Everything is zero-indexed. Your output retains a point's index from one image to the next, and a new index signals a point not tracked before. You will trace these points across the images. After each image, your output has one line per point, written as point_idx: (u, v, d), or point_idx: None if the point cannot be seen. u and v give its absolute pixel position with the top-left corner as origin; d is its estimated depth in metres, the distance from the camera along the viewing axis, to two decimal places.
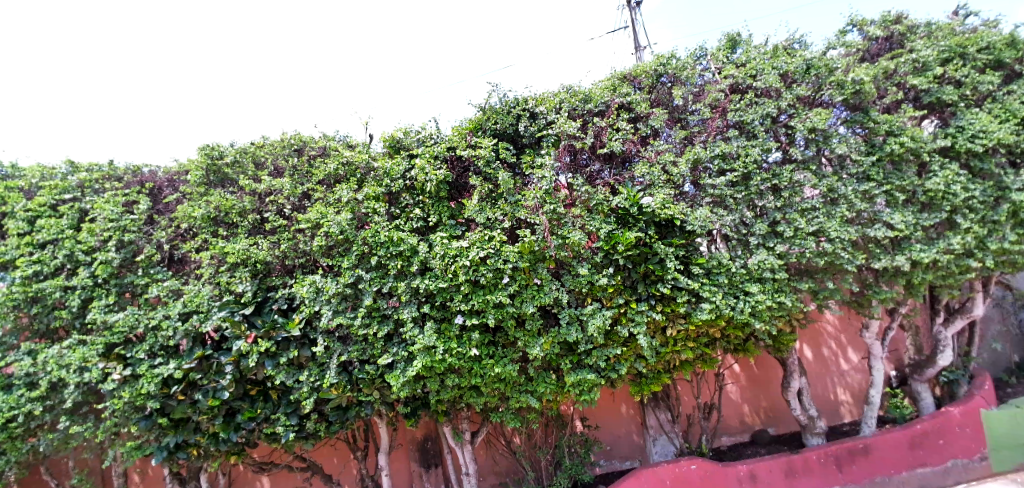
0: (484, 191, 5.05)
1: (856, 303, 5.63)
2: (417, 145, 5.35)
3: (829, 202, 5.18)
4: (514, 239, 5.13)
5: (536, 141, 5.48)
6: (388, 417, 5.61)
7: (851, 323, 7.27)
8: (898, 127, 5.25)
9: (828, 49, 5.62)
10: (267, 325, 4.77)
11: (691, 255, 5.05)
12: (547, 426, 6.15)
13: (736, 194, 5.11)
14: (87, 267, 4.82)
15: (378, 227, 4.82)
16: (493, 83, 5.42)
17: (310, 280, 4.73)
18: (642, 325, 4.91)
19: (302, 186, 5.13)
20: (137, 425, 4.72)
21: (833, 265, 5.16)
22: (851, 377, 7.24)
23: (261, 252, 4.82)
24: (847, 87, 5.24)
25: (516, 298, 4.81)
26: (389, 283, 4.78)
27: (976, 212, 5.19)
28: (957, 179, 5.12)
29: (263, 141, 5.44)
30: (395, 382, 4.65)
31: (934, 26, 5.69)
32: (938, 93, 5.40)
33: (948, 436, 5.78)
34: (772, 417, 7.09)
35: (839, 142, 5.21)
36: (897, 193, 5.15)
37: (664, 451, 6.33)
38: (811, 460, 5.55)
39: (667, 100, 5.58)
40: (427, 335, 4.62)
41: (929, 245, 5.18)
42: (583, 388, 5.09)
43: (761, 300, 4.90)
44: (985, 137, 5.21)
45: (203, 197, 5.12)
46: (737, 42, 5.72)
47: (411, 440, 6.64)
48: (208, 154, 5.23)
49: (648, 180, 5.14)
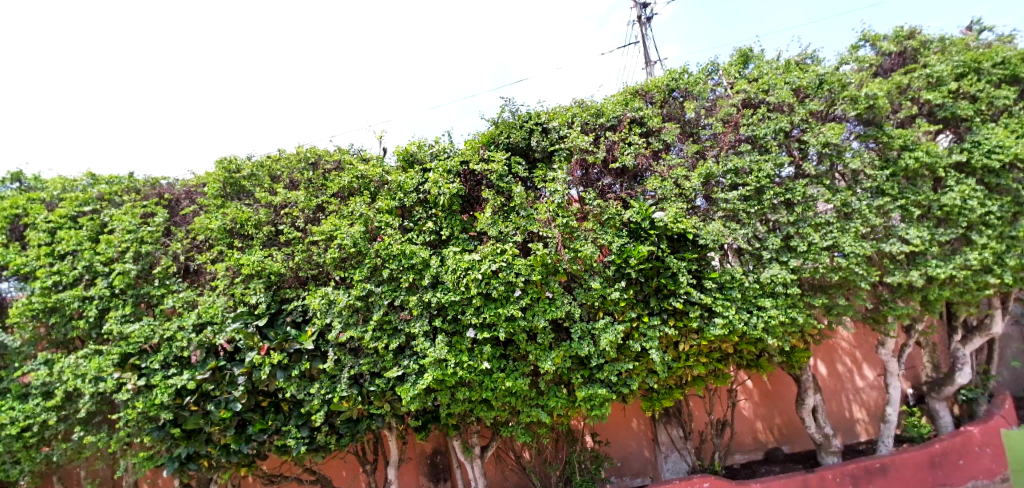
0: (497, 204, 5.08)
1: (872, 319, 5.57)
2: (429, 158, 5.40)
3: (843, 217, 5.17)
4: (526, 253, 5.15)
5: (548, 156, 5.49)
6: (398, 429, 5.62)
7: (867, 340, 7.16)
8: (912, 141, 5.24)
9: (841, 64, 5.61)
10: (278, 336, 4.82)
11: (704, 270, 5.06)
12: (557, 441, 6.12)
13: (749, 209, 5.11)
14: (105, 278, 4.88)
15: (390, 240, 4.87)
16: (506, 98, 5.46)
17: (322, 292, 4.79)
18: (654, 339, 4.90)
19: (317, 198, 5.20)
20: (150, 435, 4.75)
21: (847, 280, 5.14)
22: (867, 394, 7.14)
23: (276, 264, 4.88)
24: (860, 102, 5.22)
25: (527, 311, 4.83)
26: (400, 297, 4.82)
27: (992, 228, 5.16)
28: (973, 194, 5.09)
29: (279, 154, 5.53)
30: (406, 396, 4.65)
31: (947, 41, 5.68)
32: (952, 108, 5.38)
33: (969, 456, 5.69)
34: (787, 434, 6.98)
35: (853, 157, 5.21)
36: (913, 208, 5.14)
37: (676, 468, 6.24)
38: (828, 479, 5.44)
39: (678, 115, 5.60)
40: (438, 348, 4.63)
41: (946, 260, 5.14)
42: (594, 403, 5.07)
43: (774, 315, 4.89)
44: (1002, 152, 5.17)
45: (220, 209, 5.21)
46: (749, 57, 5.71)
47: (421, 454, 6.63)
48: (225, 167, 5.36)
49: (660, 195, 5.15)
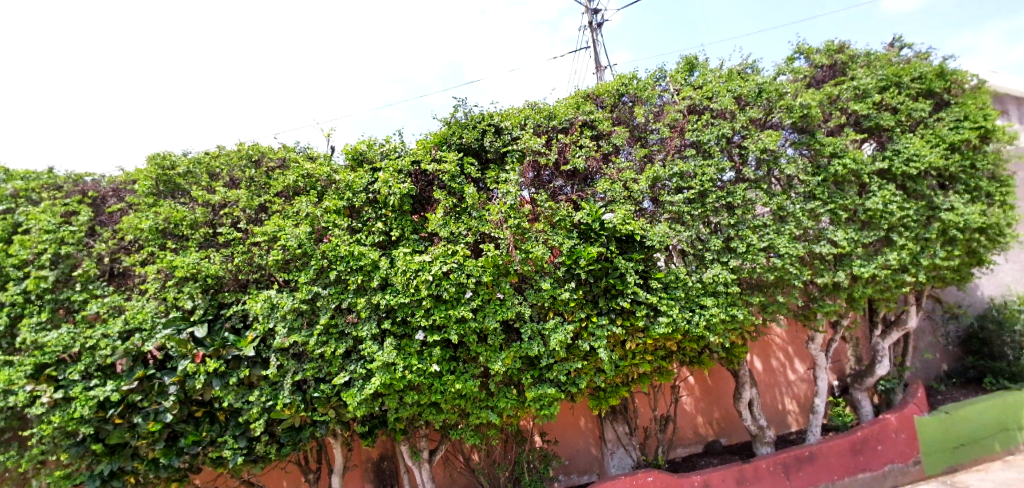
0: (448, 205, 5.01)
1: (803, 316, 5.89)
2: (379, 158, 5.26)
3: (779, 219, 5.44)
4: (478, 254, 5.12)
5: (500, 157, 5.47)
6: (342, 436, 5.46)
7: (798, 336, 7.59)
8: (841, 149, 5.59)
9: (778, 74, 5.89)
10: (215, 343, 4.57)
11: (650, 270, 5.18)
12: (506, 442, 6.13)
13: (693, 211, 5.28)
14: (19, 283, 4.48)
15: (337, 241, 4.72)
16: (459, 98, 5.40)
17: (264, 295, 4.59)
18: (603, 338, 4.97)
19: (259, 197, 4.97)
20: (68, 452, 4.40)
21: (782, 279, 5.40)
22: (798, 387, 7.55)
23: (213, 266, 4.62)
24: (795, 111, 5.52)
25: (478, 312, 4.79)
26: (348, 299, 4.67)
27: (909, 230, 5.56)
28: (893, 199, 5.48)
29: (218, 150, 5.23)
30: (352, 401, 4.53)
31: (873, 55, 6.06)
32: (876, 118, 5.78)
33: (886, 441, 6.13)
34: (725, 427, 7.30)
35: (788, 163, 5.49)
36: (841, 211, 5.47)
37: (621, 464, 6.38)
38: (762, 468, 5.72)
39: (628, 119, 5.71)
40: (386, 352, 4.51)
41: (869, 260, 5.51)
42: (543, 403, 5.09)
43: (715, 313, 5.09)
44: (918, 161, 5.58)
45: (152, 208, 4.87)
46: (694, 65, 5.90)
47: (366, 460, 6.46)
48: (159, 163, 5.02)
49: (610, 197, 5.24)
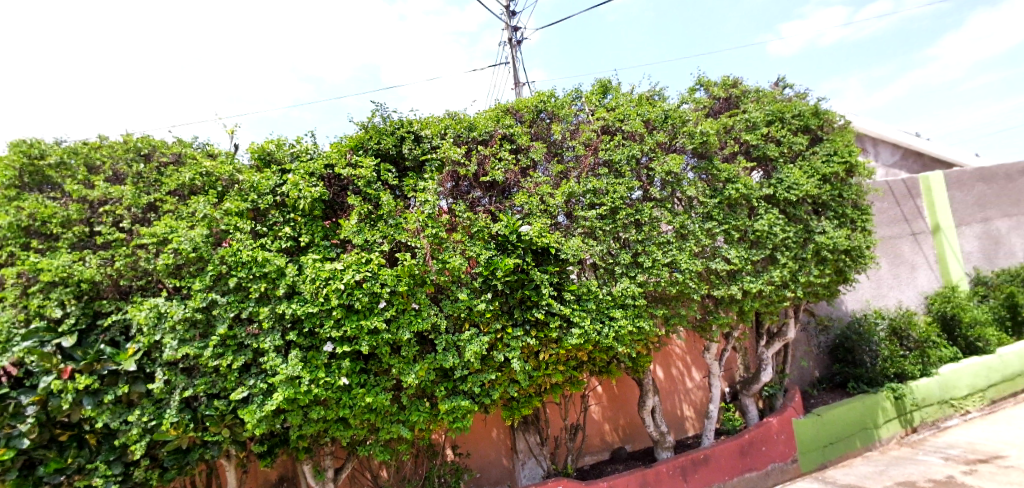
0: (363, 212, 4.89)
1: (700, 328, 6.27)
2: (289, 159, 5.03)
3: (680, 237, 5.83)
4: (393, 263, 5.01)
5: (418, 165, 5.42)
6: (237, 457, 5.06)
7: (695, 346, 8.15)
8: (733, 175, 6.11)
9: (682, 102, 6.37)
10: (88, 356, 4.08)
11: (564, 282, 5.32)
12: (416, 457, 6.02)
13: (604, 227, 5.52)
14: None
15: (240, 246, 4.43)
16: (377, 103, 5.29)
17: (150, 304, 4.20)
18: (517, 349, 5.04)
19: (148, 196, 4.55)
20: None
21: (682, 293, 5.77)
22: (695, 394, 8.08)
23: (88, 270, 4.13)
24: (695, 137, 5.99)
25: (392, 323, 4.68)
26: (249, 308, 4.36)
27: (790, 250, 6.18)
28: (776, 221, 6.08)
29: (99, 141, 4.71)
30: (250, 418, 4.23)
31: (761, 92, 6.76)
32: (763, 149, 6.40)
33: (769, 442, 6.70)
34: (629, 434, 7.62)
35: (688, 185, 5.93)
36: (733, 232, 5.97)
37: (532, 474, 6.45)
38: (662, 472, 6.03)
39: (545, 135, 5.92)
40: (291, 365, 4.28)
41: (756, 277, 6.05)
42: (456, 416, 5.05)
43: (623, 325, 5.32)
44: (797, 189, 6.23)
45: (13, 202, 4.30)
46: (607, 88, 6.23)
47: (263, 483, 6.00)
48: (24, 151, 4.43)
49: (527, 210, 5.37)
